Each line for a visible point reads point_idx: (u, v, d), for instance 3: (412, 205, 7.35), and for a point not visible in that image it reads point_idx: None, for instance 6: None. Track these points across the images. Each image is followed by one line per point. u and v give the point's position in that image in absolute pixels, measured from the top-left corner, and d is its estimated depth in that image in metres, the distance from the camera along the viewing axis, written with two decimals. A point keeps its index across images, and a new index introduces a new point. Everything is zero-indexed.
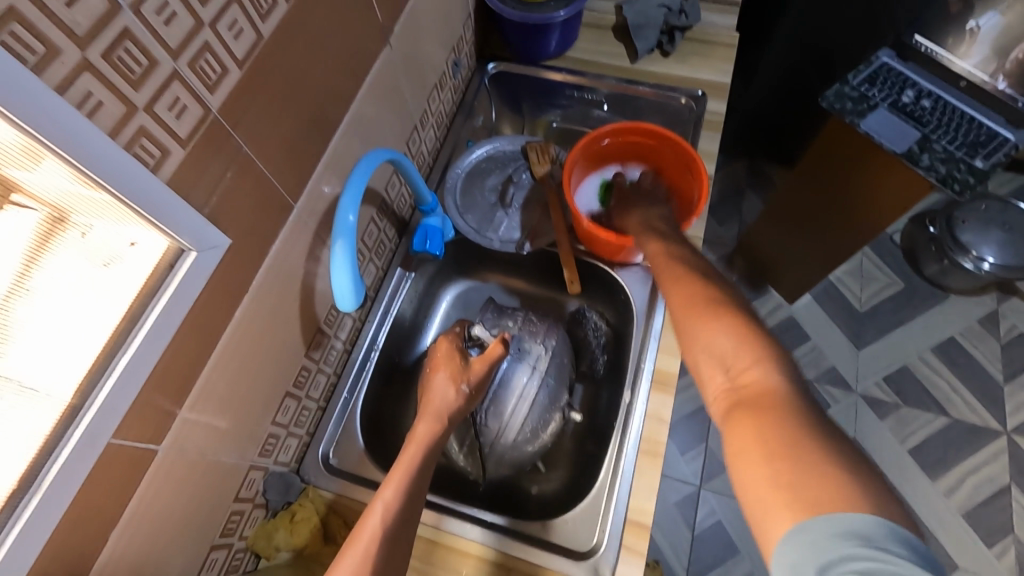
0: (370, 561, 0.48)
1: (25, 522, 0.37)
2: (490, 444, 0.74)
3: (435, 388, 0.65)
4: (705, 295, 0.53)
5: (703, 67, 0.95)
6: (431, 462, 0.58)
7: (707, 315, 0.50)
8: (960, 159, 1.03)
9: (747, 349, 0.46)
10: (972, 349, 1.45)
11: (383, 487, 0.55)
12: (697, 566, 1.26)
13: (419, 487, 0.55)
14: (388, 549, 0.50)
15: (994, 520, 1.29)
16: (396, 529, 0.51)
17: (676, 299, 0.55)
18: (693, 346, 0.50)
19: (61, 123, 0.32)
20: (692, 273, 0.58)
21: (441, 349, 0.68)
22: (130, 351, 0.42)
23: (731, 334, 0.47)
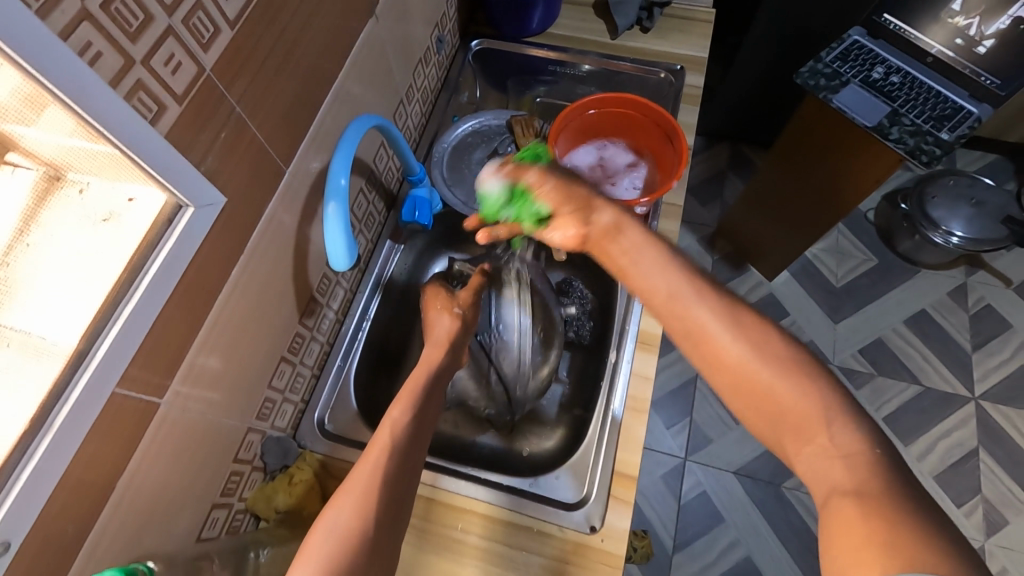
0: (381, 472, 0.50)
1: (38, 461, 0.38)
2: (503, 373, 0.76)
3: (432, 324, 0.70)
4: (790, 373, 0.44)
5: (682, 43, 0.98)
6: (433, 397, 0.61)
7: (776, 389, 0.43)
8: (928, 132, 1.07)
9: (826, 423, 0.41)
10: (942, 320, 1.51)
11: (392, 409, 0.57)
12: (684, 535, 1.31)
13: (426, 408, 0.58)
14: (398, 462, 0.52)
15: (964, 481, 1.35)
16: (407, 444, 0.54)
17: (730, 369, 0.45)
18: (771, 428, 0.44)
19: (63, 70, 0.33)
20: (747, 323, 0.46)
21: (429, 289, 0.73)
22: (133, 301, 0.43)
23: (808, 409, 0.42)
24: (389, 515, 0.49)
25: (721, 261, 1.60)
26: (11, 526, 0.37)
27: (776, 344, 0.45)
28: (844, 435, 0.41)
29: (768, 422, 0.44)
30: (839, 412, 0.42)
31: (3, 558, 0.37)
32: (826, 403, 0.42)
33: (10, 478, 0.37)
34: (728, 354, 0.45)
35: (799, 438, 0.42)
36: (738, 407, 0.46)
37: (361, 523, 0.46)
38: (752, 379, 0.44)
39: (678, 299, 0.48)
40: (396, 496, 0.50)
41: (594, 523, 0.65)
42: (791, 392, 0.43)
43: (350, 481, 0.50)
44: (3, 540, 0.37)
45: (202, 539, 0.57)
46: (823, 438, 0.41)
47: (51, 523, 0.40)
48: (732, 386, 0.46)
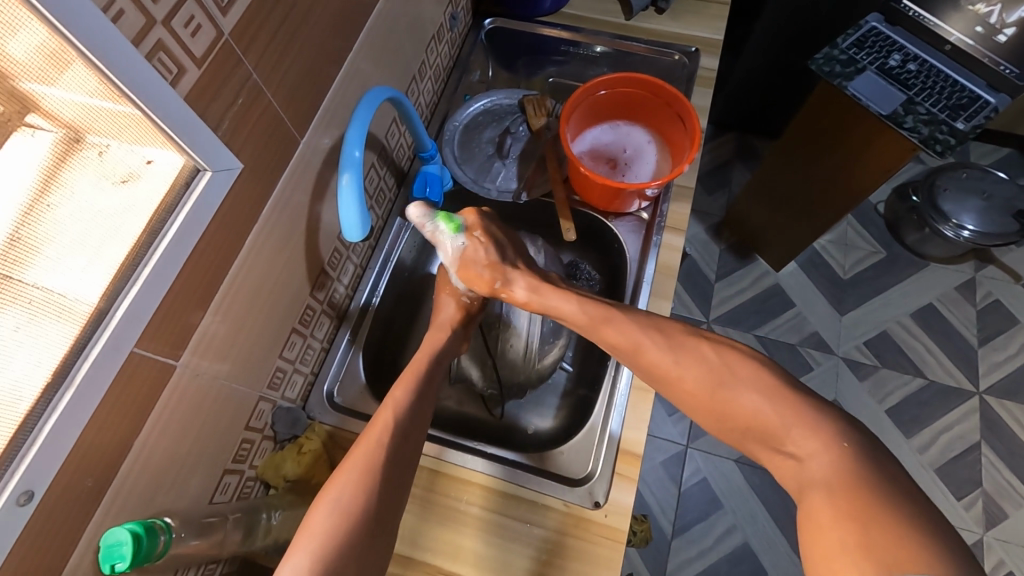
0: (382, 450, 0.50)
1: (60, 414, 0.39)
2: (506, 353, 0.77)
3: (439, 307, 0.70)
4: (752, 385, 0.50)
5: (696, 25, 0.97)
6: (436, 372, 0.62)
7: (737, 406, 0.50)
8: (943, 121, 1.05)
9: (786, 429, 0.47)
10: (949, 314, 1.51)
11: (394, 389, 0.57)
12: (683, 521, 1.32)
13: (427, 393, 0.58)
14: (399, 441, 0.52)
15: (964, 474, 1.35)
16: (407, 423, 0.54)
17: (702, 405, 0.52)
18: (742, 439, 0.50)
19: (88, 27, 0.33)
20: (701, 352, 0.53)
21: (443, 274, 0.72)
22: (151, 262, 0.44)
23: (769, 418, 0.48)
24: (390, 487, 0.50)
25: (727, 250, 1.59)
26: (32, 476, 0.38)
27: (730, 367, 0.51)
28: (806, 441, 0.46)
29: (739, 434, 0.50)
30: (796, 415, 0.47)
31: (27, 508, 0.38)
32: (783, 408, 0.48)
33: (33, 430, 0.38)
34: (694, 388, 0.52)
35: (769, 445, 0.48)
36: (712, 427, 0.52)
37: (361, 502, 0.47)
38: (715, 403, 0.51)
39: (637, 350, 0.55)
40: (395, 474, 0.50)
41: (598, 498, 0.66)
42: (747, 407, 0.49)
43: (349, 458, 0.50)
44: (26, 490, 0.38)
45: (214, 503, 0.58)
46: (790, 444, 0.47)
47: (71, 476, 0.41)
48: (701, 413, 0.52)
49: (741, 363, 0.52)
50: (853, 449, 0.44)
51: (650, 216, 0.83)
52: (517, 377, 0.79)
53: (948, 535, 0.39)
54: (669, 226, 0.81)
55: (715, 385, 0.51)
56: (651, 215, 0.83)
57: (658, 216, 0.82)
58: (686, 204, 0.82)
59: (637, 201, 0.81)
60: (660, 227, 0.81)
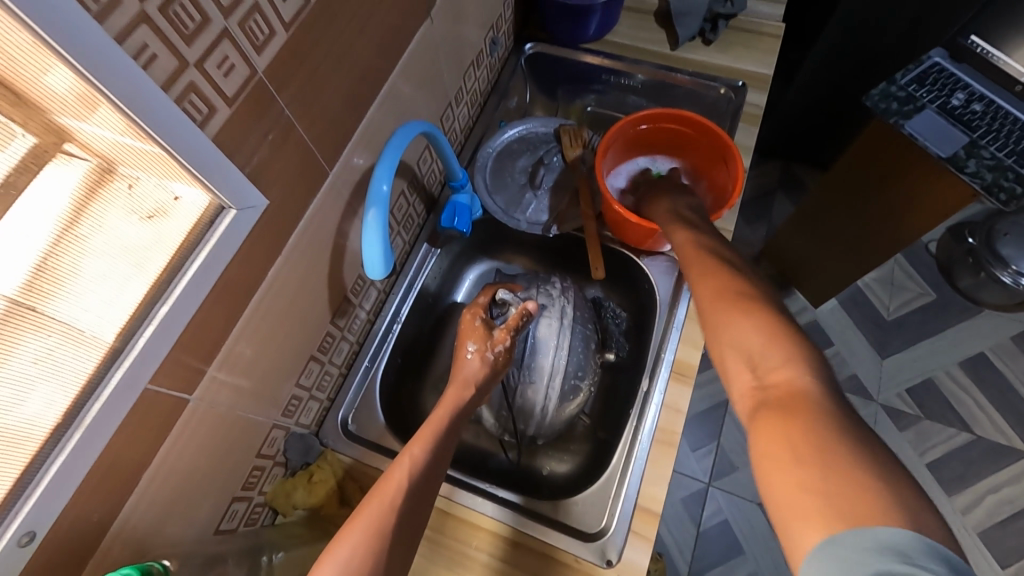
0: (394, 513, 0.49)
1: (68, 454, 0.39)
2: (525, 406, 0.73)
3: (462, 359, 0.67)
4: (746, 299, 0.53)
5: (746, 57, 0.93)
6: (456, 418, 0.60)
7: (728, 316, 0.53)
8: (1009, 168, 0.98)
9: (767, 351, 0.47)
10: (1003, 366, 1.41)
11: (412, 444, 0.56)
12: (700, 563, 1.26)
13: (444, 451, 0.57)
14: (413, 502, 0.51)
15: (1011, 541, 1.26)
16: (420, 483, 0.52)
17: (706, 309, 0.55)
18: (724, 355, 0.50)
19: (117, 75, 0.33)
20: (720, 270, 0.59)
21: (467, 321, 0.70)
22: (170, 300, 0.44)
23: (752, 332, 0.49)
24: (399, 555, 0.48)
25: None
26: (36, 517, 0.38)
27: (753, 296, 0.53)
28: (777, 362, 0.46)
29: (724, 349, 0.51)
30: (778, 339, 0.47)
31: (28, 548, 0.38)
32: (768, 330, 0.48)
33: (40, 470, 0.38)
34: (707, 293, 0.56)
35: (740, 353, 0.49)
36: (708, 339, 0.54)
37: (368, 568, 0.45)
38: (717, 310, 0.54)
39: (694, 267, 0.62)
40: (405, 534, 0.49)
41: (610, 557, 0.63)
42: (737, 315, 0.52)
43: (358, 516, 0.49)
44: (28, 531, 0.37)
45: (221, 531, 0.58)
46: (767, 365, 0.46)
47: (75, 514, 0.41)
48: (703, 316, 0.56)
49: (749, 294, 0.54)
50: None
51: None
52: (535, 431, 0.75)
53: None
54: None
55: (719, 296, 0.55)
56: None
57: None
58: None
59: (671, 242, 0.78)
60: None
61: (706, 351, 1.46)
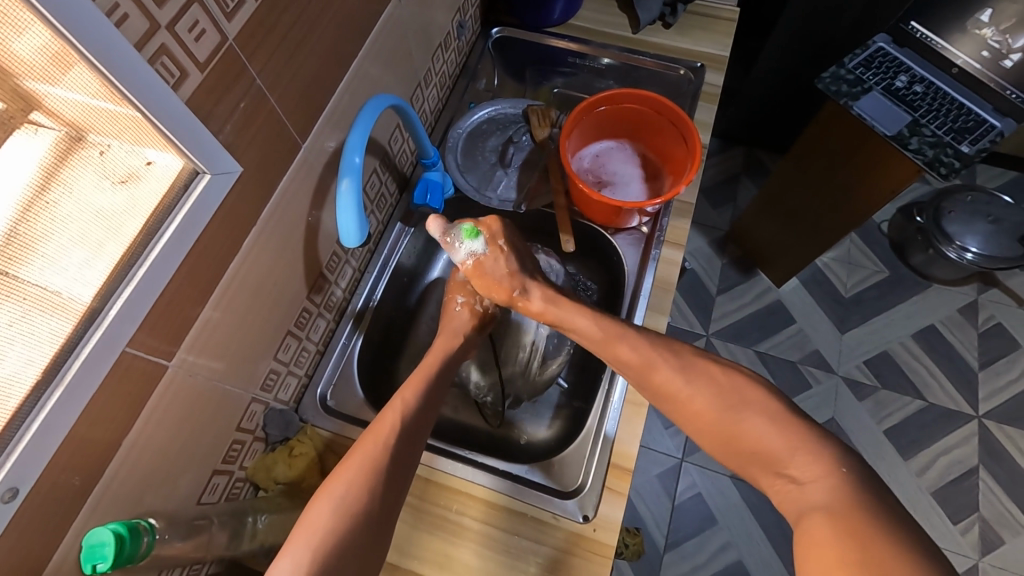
0: (387, 452, 0.51)
1: (49, 412, 0.39)
2: (511, 363, 0.80)
3: (452, 311, 0.71)
4: (757, 406, 0.51)
5: (704, 40, 0.97)
6: (443, 376, 0.62)
7: (739, 429, 0.50)
8: (948, 144, 1.04)
9: (792, 454, 0.47)
10: (951, 336, 1.49)
11: (404, 389, 0.58)
12: (676, 535, 1.31)
13: (432, 398, 0.59)
14: (405, 443, 0.53)
15: (962, 499, 1.34)
16: (413, 426, 0.54)
17: (706, 424, 0.53)
18: (744, 462, 0.51)
19: (93, 31, 0.34)
20: (716, 387, 0.53)
21: (455, 277, 0.74)
22: (147, 262, 0.44)
23: (773, 443, 0.48)
24: (391, 498, 0.50)
25: (730, 265, 1.58)
26: (19, 473, 0.38)
27: (744, 391, 0.52)
28: (809, 464, 0.46)
29: (740, 457, 0.51)
30: (796, 439, 0.48)
31: (11, 505, 0.38)
32: (787, 432, 0.49)
33: (22, 426, 0.39)
34: (699, 406, 0.53)
35: (768, 468, 0.49)
36: (717, 451, 0.53)
37: (365, 502, 0.47)
38: (721, 425, 0.51)
39: (669, 394, 0.55)
40: (399, 472, 0.51)
41: (587, 513, 0.66)
42: (751, 429, 0.50)
43: (348, 459, 0.50)
44: (12, 487, 0.38)
45: (203, 504, 0.58)
46: (791, 466, 0.47)
47: (58, 474, 0.41)
48: (703, 432, 0.53)
49: (754, 398, 0.52)
50: (853, 474, 0.45)
51: (650, 229, 0.83)
52: (517, 393, 0.82)
53: (932, 562, 0.38)
54: (668, 240, 0.81)
55: (738, 417, 0.51)
56: (650, 229, 0.83)
57: (658, 229, 0.82)
58: (686, 220, 0.83)
59: (637, 217, 0.81)
60: (660, 241, 0.81)
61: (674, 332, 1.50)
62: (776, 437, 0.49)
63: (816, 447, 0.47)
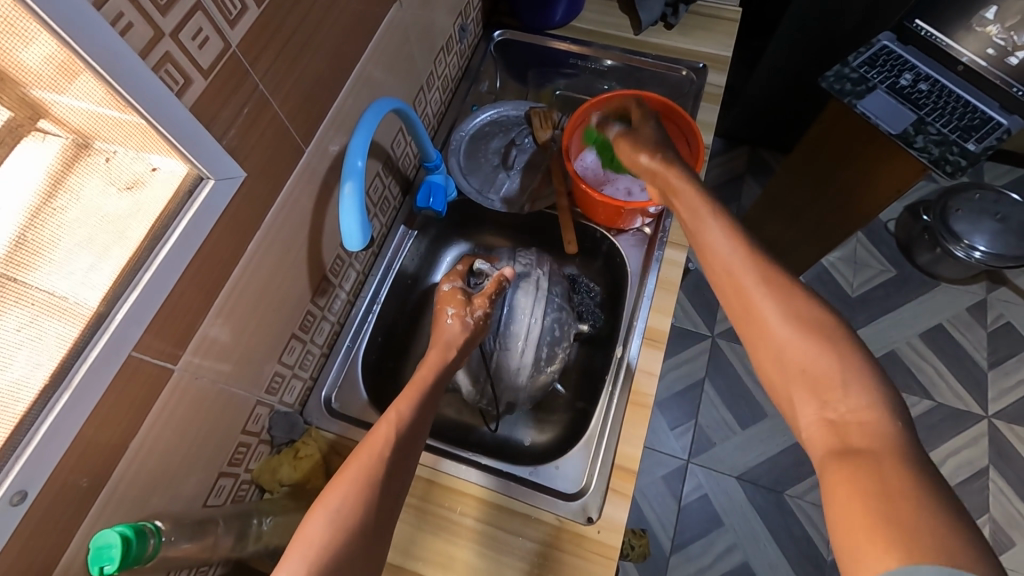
0: (382, 463, 0.51)
1: (56, 416, 0.40)
2: (504, 370, 0.76)
3: (442, 324, 0.70)
4: (823, 337, 0.44)
5: (706, 40, 0.97)
6: (440, 385, 0.63)
7: (794, 348, 0.45)
8: (954, 142, 1.04)
9: (844, 384, 0.42)
10: (959, 336, 1.48)
11: (398, 402, 0.58)
12: (681, 536, 1.30)
13: (427, 407, 0.59)
14: (399, 455, 0.53)
15: (971, 500, 1.32)
16: (406, 438, 0.54)
17: (760, 334, 0.47)
18: (785, 382, 0.45)
19: (98, 40, 0.34)
20: (790, 303, 0.47)
21: (444, 291, 0.73)
22: (152, 267, 0.45)
23: (826, 370, 0.43)
24: (384, 509, 0.50)
25: None
26: (27, 476, 0.39)
27: (814, 313, 0.46)
28: (859, 398, 0.42)
29: (783, 377, 0.46)
30: (856, 372, 0.42)
31: (20, 507, 0.38)
32: (843, 365, 0.43)
33: (30, 430, 0.39)
34: (760, 310, 0.47)
35: (815, 396, 0.43)
36: (760, 364, 0.48)
37: (359, 516, 0.47)
38: (778, 335, 0.46)
39: (739, 288, 0.49)
40: (394, 481, 0.51)
41: (592, 514, 0.66)
42: (813, 352, 0.44)
43: (342, 474, 0.50)
44: (20, 490, 0.38)
45: (209, 506, 0.58)
46: (839, 403, 0.42)
47: (67, 475, 0.42)
48: (754, 342, 0.48)
49: (824, 328, 0.45)
50: None
51: (653, 230, 0.83)
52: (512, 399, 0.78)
53: None
54: (671, 242, 0.81)
55: (797, 338, 0.45)
56: (653, 230, 0.83)
57: (660, 230, 0.82)
58: None
59: (640, 218, 0.81)
60: (663, 242, 0.81)
61: (678, 333, 1.50)
62: (833, 364, 0.43)
63: (873, 386, 0.42)
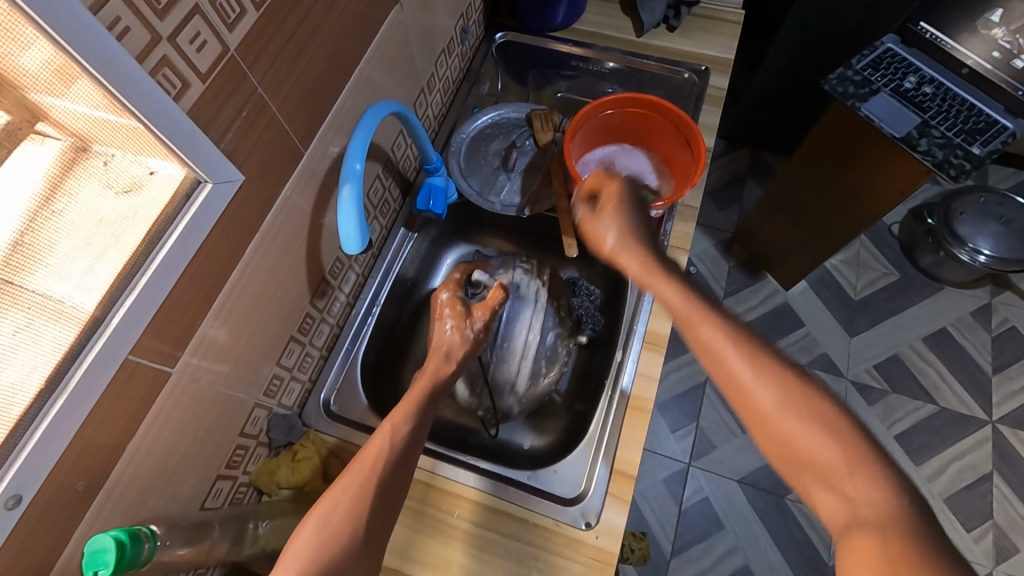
0: (376, 475, 0.51)
1: (51, 421, 0.40)
2: (502, 380, 0.77)
3: (442, 334, 0.70)
4: (835, 428, 0.42)
5: (707, 42, 0.97)
6: (437, 395, 0.63)
7: (800, 439, 0.43)
8: (958, 145, 1.03)
9: (852, 473, 0.40)
10: (963, 340, 1.47)
11: (393, 415, 0.58)
12: (682, 540, 1.30)
13: (422, 420, 0.58)
14: (394, 468, 0.53)
15: (974, 505, 1.31)
16: (400, 456, 0.54)
17: (769, 431, 0.44)
18: (793, 467, 0.43)
19: (94, 46, 0.34)
20: (798, 397, 0.44)
21: (443, 300, 0.73)
22: (149, 271, 0.45)
23: (834, 462, 0.41)
24: (379, 518, 0.50)
25: (737, 267, 1.57)
26: (22, 480, 0.39)
27: (815, 399, 0.44)
28: (868, 487, 0.40)
29: (790, 462, 0.44)
30: (863, 461, 0.41)
31: (15, 511, 0.38)
32: (851, 453, 0.41)
33: (25, 433, 0.39)
34: (762, 402, 0.44)
35: (824, 484, 0.41)
36: (766, 449, 0.45)
37: (350, 529, 0.47)
38: (784, 424, 0.43)
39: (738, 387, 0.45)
40: (388, 492, 0.51)
41: (590, 519, 0.65)
42: (825, 445, 0.42)
43: (339, 483, 0.51)
44: (15, 494, 0.38)
45: (206, 509, 0.58)
46: (847, 485, 0.40)
47: (63, 478, 0.42)
48: (760, 433, 0.45)
49: (832, 416, 0.43)
50: None
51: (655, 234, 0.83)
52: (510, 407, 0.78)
53: None
54: (672, 245, 0.81)
55: (811, 429, 0.43)
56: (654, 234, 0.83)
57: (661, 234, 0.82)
58: (689, 224, 0.82)
59: None
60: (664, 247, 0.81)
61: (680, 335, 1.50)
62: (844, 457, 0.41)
63: (881, 471, 0.40)
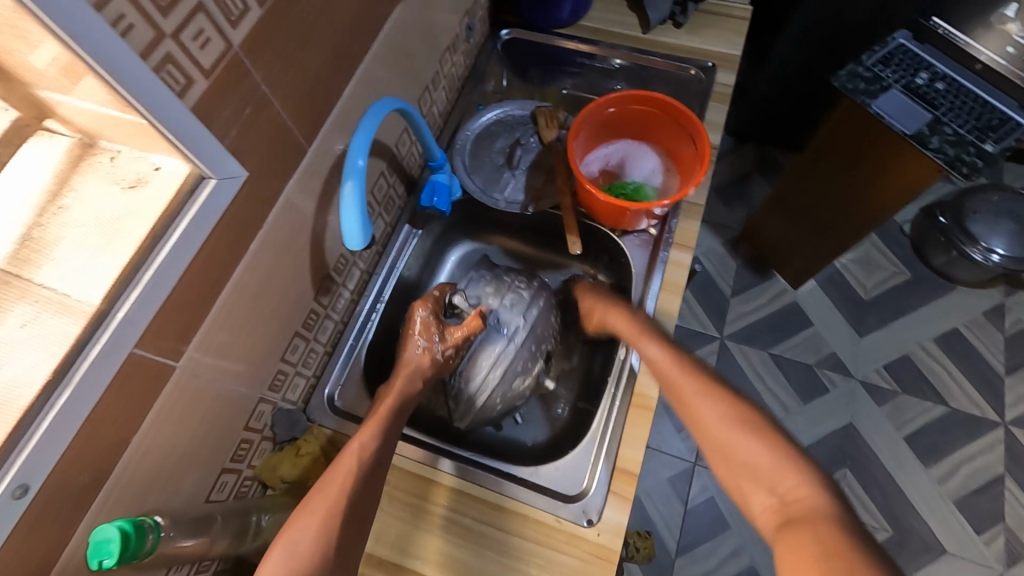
0: (345, 496, 0.53)
1: (56, 413, 0.41)
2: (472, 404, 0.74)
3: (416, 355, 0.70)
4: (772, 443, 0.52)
5: (714, 38, 0.96)
6: (403, 413, 0.64)
7: (744, 451, 0.53)
8: (971, 143, 1.01)
9: (783, 477, 0.50)
10: (976, 341, 1.45)
11: (362, 431, 0.60)
12: (687, 539, 1.29)
13: (392, 434, 0.61)
14: (365, 481, 0.55)
15: (985, 508, 1.30)
16: (370, 469, 0.57)
17: (719, 447, 0.54)
18: (735, 475, 0.53)
19: (97, 43, 0.35)
20: (743, 417, 0.55)
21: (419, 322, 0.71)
22: (153, 266, 0.45)
23: (768, 466, 0.51)
24: (348, 532, 0.53)
25: (744, 265, 1.55)
26: (28, 470, 0.39)
27: (756, 422, 0.54)
28: (797, 485, 0.49)
29: (734, 472, 0.53)
30: (792, 468, 0.50)
31: (21, 501, 0.39)
32: (785, 462, 0.51)
33: (31, 425, 0.40)
34: (712, 420, 0.55)
35: (761, 486, 0.51)
36: (714, 463, 0.55)
37: (319, 547, 0.51)
38: (730, 438, 0.54)
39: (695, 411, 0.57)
40: (358, 508, 0.54)
41: (592, 516, 0.65)
42: (764, 455, 0.52)
43: (310, 502, 0.54)
44: (21, 484, 0.39)
45: (211, 501, 0.60)
46: (779, 486, 0.50)
47: (69, 468, 0.43)
48: (711, 449, 0.55)
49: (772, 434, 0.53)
50: None
51: (659, 232, 0.82)
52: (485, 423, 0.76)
53: None
54: (678, 243, 0.80)
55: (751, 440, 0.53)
56: (659, 231, 0.82)
57: (667, 231, 0.81)
58: (695, 221, 0.82)
59: (646, 220, 0.80)
60: (668, 244, 0.80)
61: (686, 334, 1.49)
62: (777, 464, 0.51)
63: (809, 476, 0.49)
